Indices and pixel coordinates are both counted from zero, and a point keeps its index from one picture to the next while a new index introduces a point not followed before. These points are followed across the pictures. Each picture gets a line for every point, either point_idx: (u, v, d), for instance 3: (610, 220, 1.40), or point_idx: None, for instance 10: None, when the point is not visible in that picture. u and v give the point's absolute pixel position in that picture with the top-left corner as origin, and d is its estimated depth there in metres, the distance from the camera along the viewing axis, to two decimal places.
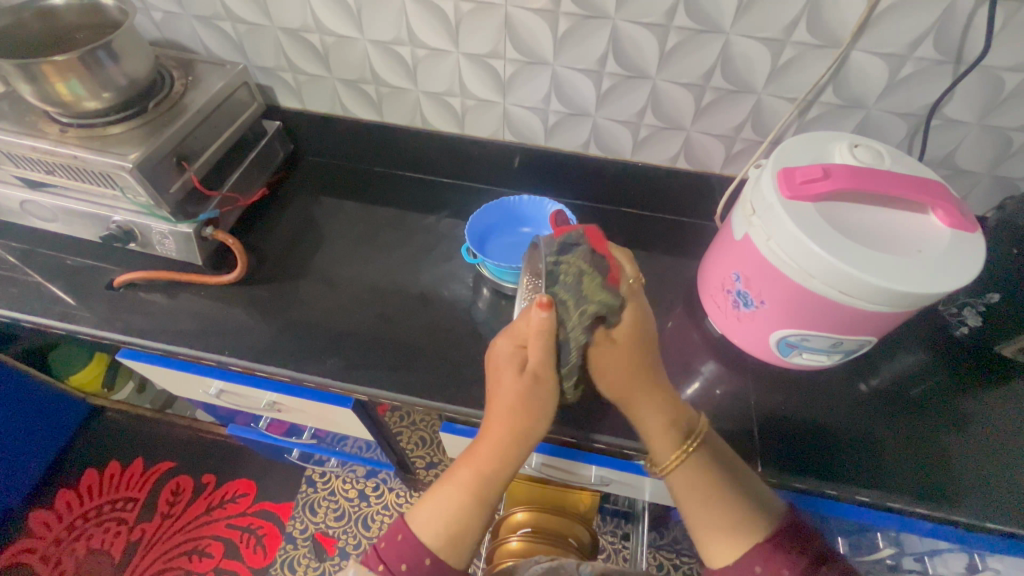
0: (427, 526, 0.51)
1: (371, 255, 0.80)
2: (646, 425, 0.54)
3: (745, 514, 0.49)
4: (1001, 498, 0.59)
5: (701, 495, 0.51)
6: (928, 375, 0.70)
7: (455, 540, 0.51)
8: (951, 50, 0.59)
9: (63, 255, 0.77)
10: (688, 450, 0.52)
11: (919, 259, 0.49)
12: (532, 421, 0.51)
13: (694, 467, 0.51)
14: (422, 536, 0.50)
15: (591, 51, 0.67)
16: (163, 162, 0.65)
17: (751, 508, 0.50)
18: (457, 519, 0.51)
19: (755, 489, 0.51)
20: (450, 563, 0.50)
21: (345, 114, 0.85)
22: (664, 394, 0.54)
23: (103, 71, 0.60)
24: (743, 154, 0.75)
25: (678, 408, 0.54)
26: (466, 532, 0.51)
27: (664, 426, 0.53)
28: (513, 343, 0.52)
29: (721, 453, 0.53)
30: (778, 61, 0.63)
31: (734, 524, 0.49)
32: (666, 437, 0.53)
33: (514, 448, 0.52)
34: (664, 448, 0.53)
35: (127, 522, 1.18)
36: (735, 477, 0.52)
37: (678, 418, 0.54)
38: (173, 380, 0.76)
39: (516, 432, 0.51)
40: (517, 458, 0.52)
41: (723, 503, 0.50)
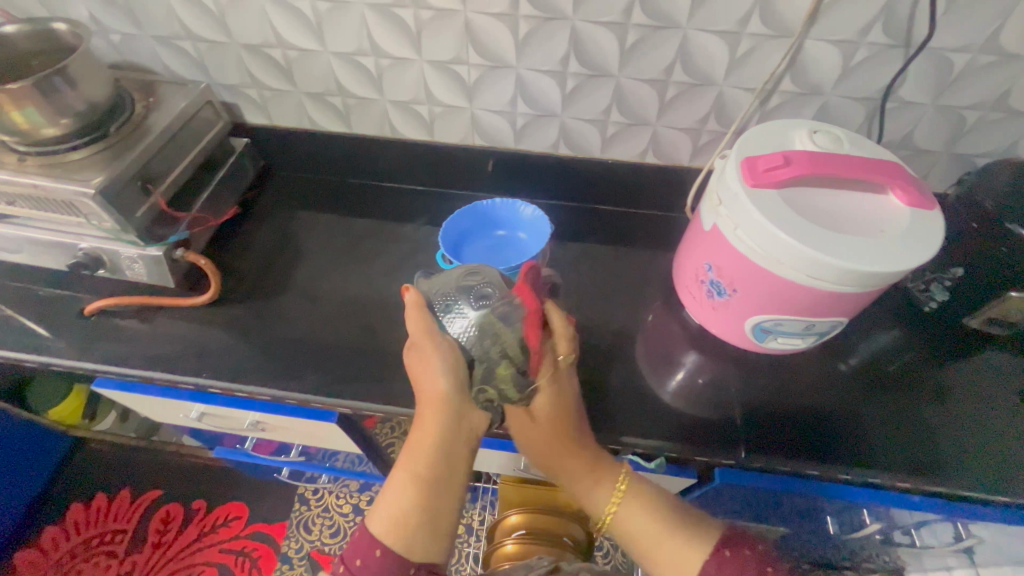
0: (376, 520, 0.49)
1: (348, 267, 0.80)
2: (584, 485, 0.55)
3: (690, 541, 0.50)
4: (977, 467, 0.61)
5: (648, 540, 0.52)
6: (902, 352, 0.71)
7: (402, 527, 0.48)
8: (899, 34, 0.60)
9: (32, 286, 0.75)
10: (621, 494, 0.54)
11: (881, 239, 0.50)
12: (449, 386, 0.50)
13: (635, 511, 0.54)
14: (370, 530, 0.48)
15: (554, 51, 0.68)
16: (128, 186, 0.64)
17: (695, 537, 0.51)
18: (402, 504, 0.49)
19: (694, 521, 0.53)
20: (404, 553, 0.47)
21: (313, 127, 0.84)
22: (586, 453, 0.56)
23: (60, 97, 0.60)
24: (710, 146, 0.76)
25: (604, 462, 0.56)
26: (411, 516, 0.49)
27: (598, 482, 0.55)
28: (416, 316, 0.52)
29: (658, 491, 0.56)
30: (736, 53, 0.64)
31: (683, 556, 0.50)
32: (602, 487, 0.55)
33: (438, 419, 0.50)
34: (600, 502, 0.55)
35: (117, 554, 1.16)
36: (675, 512, 0.53)
37: (605, 472, 0.56)
38: (152, 406, 0.75)
39: (437, 401, 0.50)
40: (447, 430, 0.50)
41: (670, 538, 0.51)
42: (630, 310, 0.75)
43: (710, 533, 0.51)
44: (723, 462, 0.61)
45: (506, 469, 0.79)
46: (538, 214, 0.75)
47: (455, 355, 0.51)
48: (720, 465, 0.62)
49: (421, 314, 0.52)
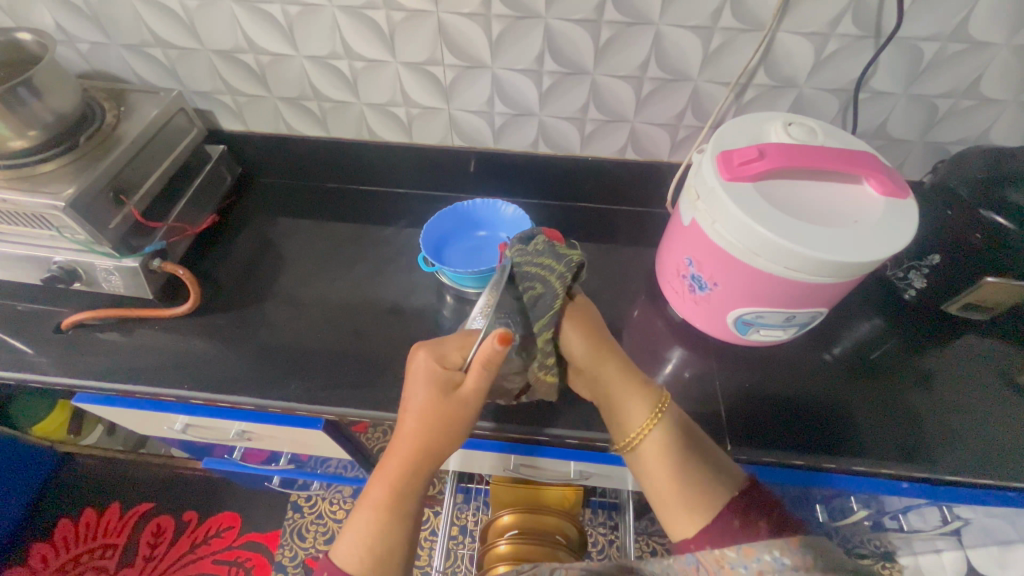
0: (348, 554, 0.49)
1: (330, 272, 0.79)
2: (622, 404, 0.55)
3: (712, 479, 0.49)
4: (958, 450, 0.62)
5: (671, 467, 0.50)
6: (883, 340, 0.72)
7: (380, 562, 0.48)
8: (869, 26, 0.61)
9: (7, 302, 0.74)
10: (657, 419, 0.53)
11: (855, 229, 0.51)
12: (444, 434, 0.51)
13: (666, 439, 0.52)
14: (350, 570, 0.48)
15: (529, 50, 0.68)
16: (100, 197, 0.63)
17: (717, 476, 0.49)
18: (380, 540, 0.49)
19: (719, 465, 0.51)
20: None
21: (290, 132, 0.84)
22: (633, 378, 0.56)
23: (26, 109, 0.59)
24: (689, 141, 0.76)
25: (648, 387, 0.56)
26: (389, 552, 0.49)
27: (638, 402, 0.54)
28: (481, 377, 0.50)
29: (689, 429, 0.54)
30: (709, 47, 0.64)
31: (705, 490, 0.48)
32: (639, 407, 0.54)
33: (423, 461, 0.51)
34: (636, 421, 0.54)
35: (108, 569, 1.14)
36: (701, 450, 0.52)
37: (648, 396, 0.55)
38: (135, 419, 0.74)
39: (423, 444, 0.51)
40: (425, 471, 0.52)
41: (694, 471, 0.50)
42: (615, 307, 0.75)
43: (736, 481, 0.49)
44: None
45: (496, 469, 0.79)
46: (519, 213, 0.75)
47: (462, 404, 0.51)
48: None
49: (488, 367, 0.50)
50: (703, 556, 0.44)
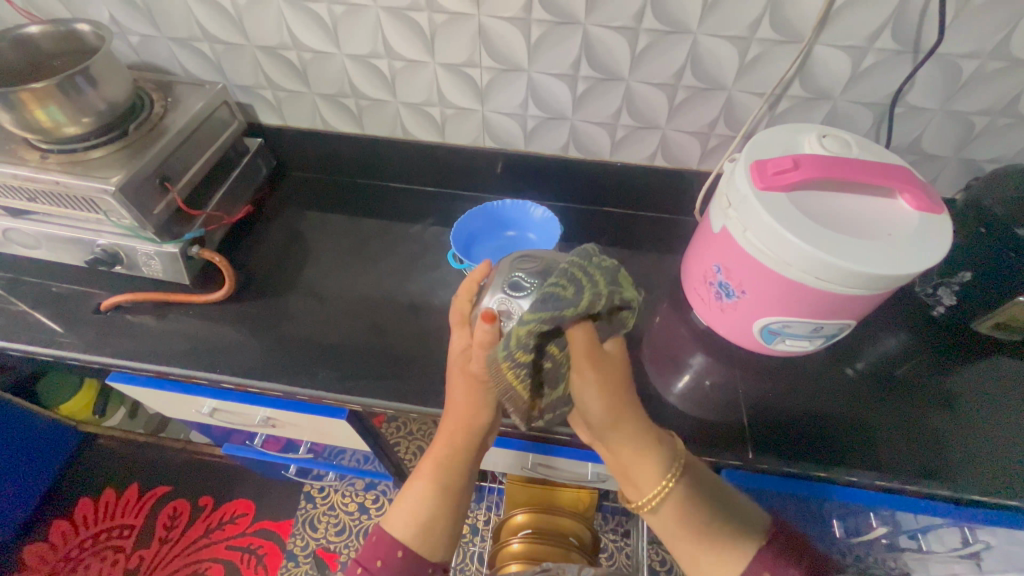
0: (399, 524, 0.52)
1: (358, 266, 0.81)
2: (631, 463, 0.49)
3: (739, 536, 0.47)
4: (984, 470, 0.61)
5: (692, 533, 0.48)
6: (909, 356, 0.72)
7: (428, 534, 0.52)
8: (908, 41, 0.61)
9: (49, 283, 0.76)
10: (675, 477, 0.49)
11: (889, 242, 0.51)
12: (480, 418, 0.54)
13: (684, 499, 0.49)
14: (395, 532, 0.52)
15: (566, 55, 0.69)
16: (146, 184, 0.65)
17: (742, 529, 0.48)
18: (428, 512, 0.52)
19: (738, 513, 0.49)
20: (425, 555, 0.52)
21: (326, 128, 0.86)
22: (641, 431, 0.49)
23: (81, 97, 0.61)
24: (719, 149, 0.76)
25: (658, 440, 0.50)
26: (436, 524, 0.52)
27: (649, 462, 0.49)
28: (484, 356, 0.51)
29: (705, 480, 0.51)
30: (745, 58, 0.65)
31: (728, 548, 0.47)
32: (652, 469, 0.49)
33: (465, 443, 0.54)
34: (647, 483, 0.49)
35: (125, 549, 1.17)
36: (723, 505, 0.49)
37: (660, 451, 0.49)
38: (165, 401, 0.76)
39: (464, 425, 0.54)
40: (466, 456, 0.54)
41: (716, 528, 0.48)
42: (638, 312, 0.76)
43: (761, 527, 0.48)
44: (728, 462, 0.62)
45: (513, 468, 0.79)
46: (548, 215, 0.76)
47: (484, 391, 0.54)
48: (726, 465, 0.63)
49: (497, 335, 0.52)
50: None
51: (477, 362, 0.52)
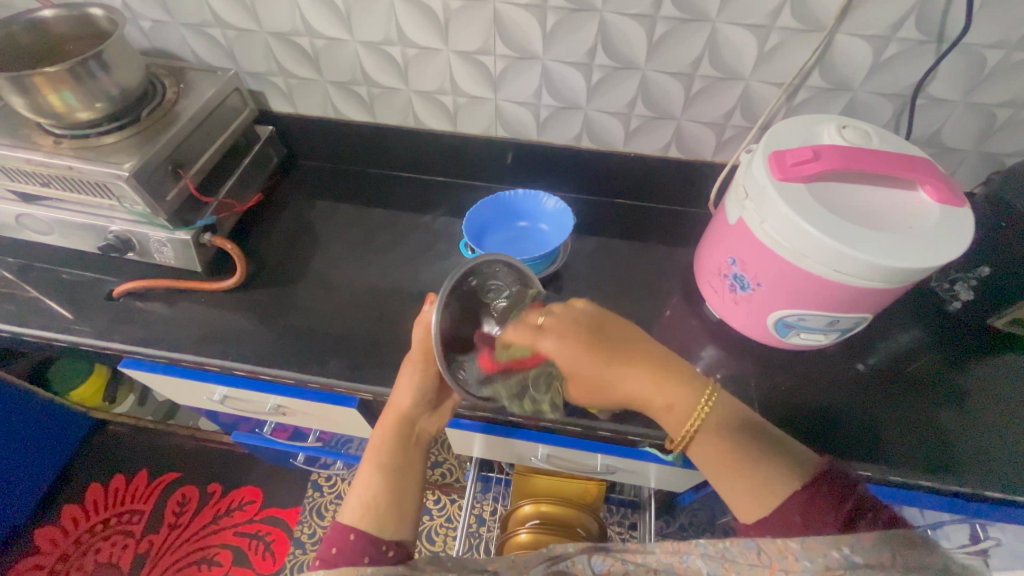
0: (347, 510, 0.52)
1: (368, 256, 0.80)
2: (663, 396, 0.51)
3: (780, 471, 0.47)
4: (999, 466, 0.61)
5: (732, 467, 0.48)
6: (922, 352, 0.71)
7: (373, 510, 0.51)
8: (932, 30, 0.60)
9: (61, 269, 0.76)
10: (703, 415, 0.50)
11: (909, 234, 0.50)
12: (407, 395, 0.58)
13: (723, 438, 0.49)
14: (342, 518, 0.51)
15: (581, 43, 0.68)
16: (159, 170, 0.65)
17: (789, 464, 0.47)
18: (373, 492, 0.53)
19: (779, 447, 0.49)
20: (374, 532, 0.50)
21: (337, 116, 0.85)
22: (675, 370, 0.52)
23: (94, 81, 0.61)
24: (734, 141, 0.76)
25: (688, 374, 0.52)
26: (381, 502, 0.52)
27: (683, 396, 0.51)
28: (424, 336, 0.56)
29: (753, 421, 0.51)
30: (764, 47, 0.64)
31: (761, 486, 0.46)
32: (686, 403, 0.51)
33: (398, 422, 0.57)
34: (681, 416, 0.51)
35: (135, 534, 1.18)
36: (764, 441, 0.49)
37: (689, 386, 0.51)
38: (177, 388, 0.76)
39: (397, 407, 0.58)
40: (403, 437, 0.57)
41: (756, 462, 0.47)
42: (648, 304, 0.75)
43: (803, 463, 0.47)
44: None
45: (520, 459, 0.80)
46: (561, 207, 0.76)
47: (426, 372, 0.57)
48: None
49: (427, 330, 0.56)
50: (765, 543, 0.40)
51: (417, 342, 0.57)
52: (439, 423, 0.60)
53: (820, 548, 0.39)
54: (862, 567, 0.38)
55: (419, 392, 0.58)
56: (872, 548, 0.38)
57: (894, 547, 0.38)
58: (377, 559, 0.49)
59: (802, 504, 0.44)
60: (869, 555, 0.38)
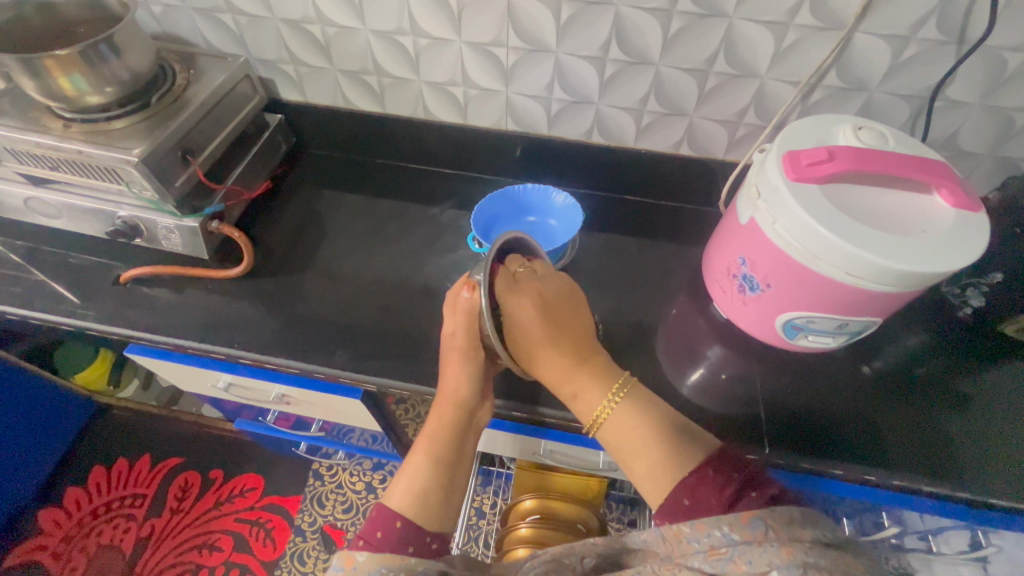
0: (396, 495, 0.52)
1: (375, 247, 0.80)
2: (569, 384, 0.53)
3: (678, 450, 0.46)
4: (1001, 472, 0.60)
5: (633, 444, 0.48)
6: (930, 356, 0.70)
7: (424, 500, 0.52)
8: (953, 31, 0.59)
9: (69, 253, 0.77)
10: (617, 399, 0.50)
11: (923, 238, 0.49)
12: (464, 385, 0.56)
13: (629, 418, 0.49)
14: (391, 502, 0.52)
15: (595, 37, 0.67)
16: (168, 156, 0.65)
17: (683, 446, 0.46)
18: (423, 481, 0.53)
19: (684, 431, 0.48)
20: (421, 524, 0.51)
21: (346, 105, 0.85)
22: (587, 357, 0.53)
23: (105, 66, 0.60)
24: (747, 139, 0.75)
25: (604, 366, 0.53)
26: (431, 492, 0.52)
27: (593, 386, 0.52)
28: (466, 323, 0.54)
29: (658, 405, 0.51)
30: (781, 44, 0.63)
31: (666, 461, 0.45)
32: (596, 394, 0.51)
33: (454, 414, 0.56)
34: (591, 403, 0.51)
35: (137, 518, 1.19)
36: (672, 427, 0.48)
37: (602, 376, 0.52)
38: (182, 375, 0.77)
39: (453, 398, 0.56)
40: (458, 428, 0.56)
41: (654, 441, 0.47)
42: (655, 301, 0.75)
43: (706, 445, 0.47)
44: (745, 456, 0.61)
45: (523, 453, 0.80)
46: (570, 202, 0.75)
47: (476, 361, 0.56)
48: None
49: (472, 318, 0.54)
50: (665, 530, 0.42)
51: (461, 330, 0.55)
52: (489, 414, 0.59)
53: (706, 529, 0.40)
54: (740, 543, 0.39)
55: (474, 383, 0.56)
56: (743, 525, 0.39)
57: (770, 523, 0.39)
58: (421, 550, 0.50)
59: (689, 486, 0.43)
60: (745, 532, 0.39)
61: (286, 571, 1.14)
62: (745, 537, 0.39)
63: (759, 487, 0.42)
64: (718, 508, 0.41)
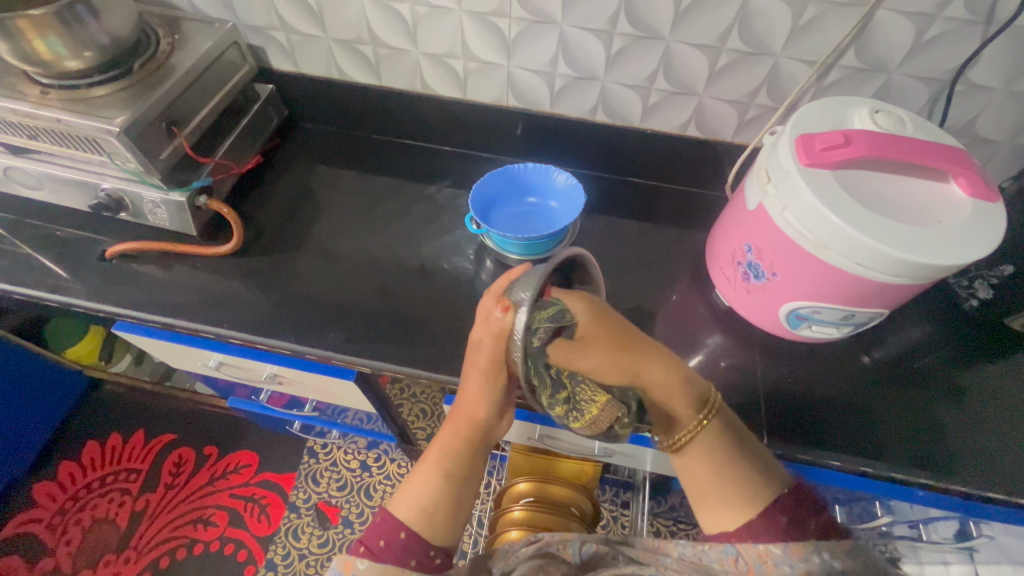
0: (404, 505, 0.52)
1: (370, 226, 0.78)
2: (665, 388, 0.52)
3: (761, 478, 0.49)
4: (996, 465, 0.60)
5: (714, 473, 0.49)
6: (932, 348, 0.69)
7: (431, 515, 0.51)
8: (981, 10, 0.56)
9: (53, 226, 0.74)
10: (709, 418, 0.51)
11: (938, 229, 0.48)
12: (484, 404, 0.54)
13: (717, 442, 0.50)
14: (399, 513, 0.52)
15: (603, 8, 0.64)
16: (153, 127, 0.62)
17: (761, 480, 0.49)
18: (429, 494, 0.52)
19: (765, 457, 0.51)
20: (425, 537, 0.50)
21: (341, 76, 0.81)
22: (676, 368, 0.53)
23: (84, 29, 0.57)
24: (757, 121, 0.72)
25: (696, 384, 0.53)
26: (439, 507, 0.52)
27: (683, 402, 0.52)
28: (494, 344, 0.50)
29: (735, 427, 0.53)
30: (799, 21, 0.60)
31: (750, 492, 0.48)
32: (684, 412, 0.52)
33: (470, 430, 0.55)
34: (681, 416, 0.52)
35: (131, 492, 1.19)
36: (754, 457, 0.50)
37: (696, 389, 0.53)
38: (172, 353, 0.75)
39: (470, 414, 0.54)
40: (472, 443, 0.55)
41: (737, 474, 0.49)
42: (656, 287, 0.74)
43: (779, 480, 0.49)
44: None
45: (518, 437, 0.79)
46: (572, 182, 0.73)
47: (495, 378, 0.53)
48: None
49: (499, 343, 0.50)
50: (745, 550, 0.46)
51: (488, 350, 0.51)
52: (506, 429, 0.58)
53: (803, 554, 0.44)
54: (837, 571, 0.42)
55: (493, 403, 0.54)
56: (847, 555, 0.43)
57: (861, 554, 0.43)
58: (423, 564, 0.50)
59: (780, 510, 0.47)
60: (845, 559, 0.43)
61: (281, 547, 1.15)
62: (843, 563, 0.43)
63: (838, 523, 0.46)
64: (812, 539, 0.45)
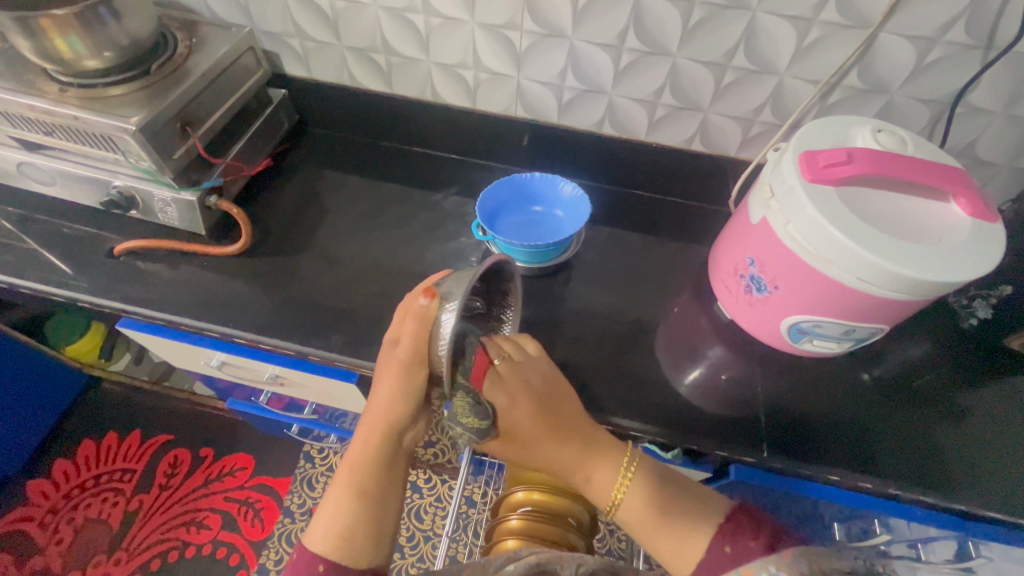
0: (318, 536, 0.50)
1: (375, 231, 0.79)
2: (582, 467, 0.53)
3: (696, 510, 0.50)
4: (994, 483, 0.60)
5: (652, 520, 0.50)
6: (932, 366, 0.70)
7: (348, 540, 0.50)
8: (981, 35, 0.58)
9: (62, 222, 0.75)
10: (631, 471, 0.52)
11: (937, 247, 0.48)
12: (395, 407, 0.52)
13: (644, 491, 0.51)
14: (315, 544, 0.50)
15: (613, 24, 0.66)
16: (168, 127, 0.63)
17: (701, 509, 0.50)
18: (344, 519, 0.51)
19: (701, 493, 0.52)
20: (346, 563, 0.49)
21: (353, 83, 0.83)
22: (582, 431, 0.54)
23: (104, 29, 0.58)
24: (761, 138, 0.73)
25: (608, 443, 0.54)
26: (356, 531, 0.50)
27: (603, 465, 0.52)
28: (417, 332, 0.49)
29: (660, 468, 0.54)
30: (803, 42, 0.62)
31: (691, 526, 0.49)
32: (608, 473, 0.52)
33: (383, 439, 0.53)
34: (606, 482, 0.52)
35: (125, 492, 1.18)
36: (682, 490, 0.52)
37: (613, 453, 0.53)
38: (174, 351, 0.75)
39: (384, 423, 0.52)
40: (387, 452, 0.53)
41: (673, 512, 0.50)
42: (658, 299, 0.74)
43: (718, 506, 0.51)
44: (742, 458, 0.60)
45: None
46: (578, 193, 0.74)
47: (411, 378, 0.51)
48: (737, 461, 0.61)
49: (422, 329, 0.48)
50: None
51: (409, 338, 0.49)
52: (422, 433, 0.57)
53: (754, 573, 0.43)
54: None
55: (409, 406, 0.52)
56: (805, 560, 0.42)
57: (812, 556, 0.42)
58: None
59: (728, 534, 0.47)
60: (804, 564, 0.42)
61: (274, 552, 1.13)
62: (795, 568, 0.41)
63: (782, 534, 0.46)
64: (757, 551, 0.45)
